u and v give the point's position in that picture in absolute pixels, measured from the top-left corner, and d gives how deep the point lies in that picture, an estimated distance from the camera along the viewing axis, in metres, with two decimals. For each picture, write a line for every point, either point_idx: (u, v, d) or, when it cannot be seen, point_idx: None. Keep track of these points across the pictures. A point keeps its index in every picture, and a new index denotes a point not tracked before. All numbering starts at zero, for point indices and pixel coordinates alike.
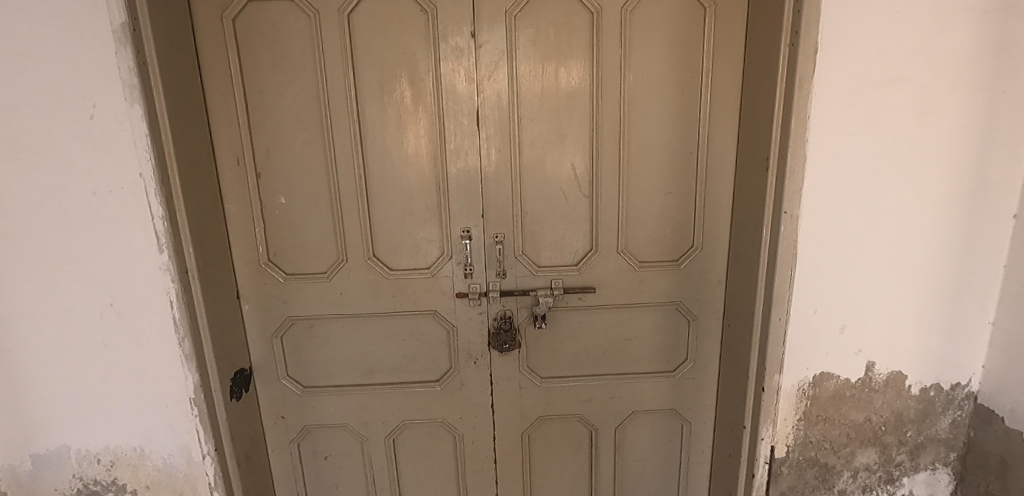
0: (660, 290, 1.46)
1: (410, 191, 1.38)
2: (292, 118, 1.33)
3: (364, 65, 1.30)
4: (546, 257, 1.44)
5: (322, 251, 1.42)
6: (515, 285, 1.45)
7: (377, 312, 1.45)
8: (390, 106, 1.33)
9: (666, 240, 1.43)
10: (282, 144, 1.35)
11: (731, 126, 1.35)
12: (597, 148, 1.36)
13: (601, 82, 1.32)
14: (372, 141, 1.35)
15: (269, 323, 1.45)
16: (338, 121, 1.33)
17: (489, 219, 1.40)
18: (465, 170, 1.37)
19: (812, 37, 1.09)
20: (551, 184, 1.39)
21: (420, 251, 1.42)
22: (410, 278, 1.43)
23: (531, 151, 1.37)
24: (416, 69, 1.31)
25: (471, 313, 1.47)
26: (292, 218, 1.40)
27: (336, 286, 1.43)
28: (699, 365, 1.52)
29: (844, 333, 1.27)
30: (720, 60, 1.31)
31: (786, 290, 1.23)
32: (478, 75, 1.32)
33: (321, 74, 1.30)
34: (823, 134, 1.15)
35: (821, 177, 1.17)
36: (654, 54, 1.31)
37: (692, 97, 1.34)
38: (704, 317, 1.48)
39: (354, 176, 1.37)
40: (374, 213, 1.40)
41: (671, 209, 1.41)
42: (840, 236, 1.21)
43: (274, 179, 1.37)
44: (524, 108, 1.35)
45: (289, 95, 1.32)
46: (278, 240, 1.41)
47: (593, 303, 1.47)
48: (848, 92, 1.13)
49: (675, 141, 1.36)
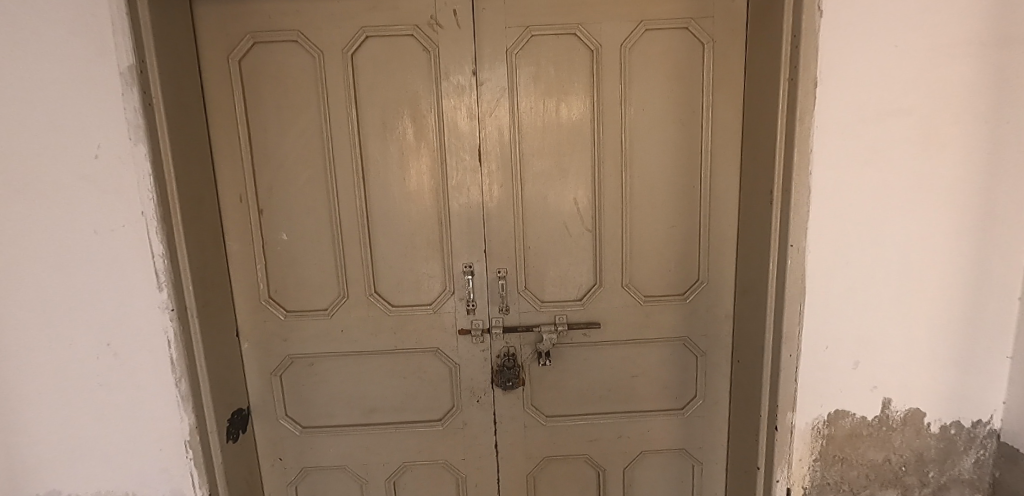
0: (666, 326, 1.43)
1: (412, 227, 1.38)
2: (295, 156, 1.34)
3: (368, 103, 1.32)
4: (549, 292, 1.42)
5: (323, 288, 1.40)
6: (518, 321, 1.43)
7: (378, 349, 1.43)
8: (392, 142, 1.34)
9: (671, 273, 1.41)
10: (285, 181, 1.35)
11: (732, 159, 1.34)
12: (599, 182, 1.36)
13: (601, 117, 1.33)
14: (375, 178, 1.35)
15: (268, 362, 1.43)
16: (340, 158, 1.34)
17: (492, 254, 1.39)
18: (467, 205, 1.36)
19: (810, 71, 1.10)
20: (553, 218, 1.38)
21: (421, 287, 1.41)
22: (412, 315, 1.41)
23: (533, 185, 1.37)
24: (419, 107, 1.32)
25: (474, 351, 1.44)
26: (294, 254, 1.39)
27: (337, 323, 1.41)
28: (709, 402, 1.47)
29: (857, 369, 1.23)
30: (720, 95, 1.32)
31: (796, 325, 1.20)
32: (479, 111, 1.33)
33: (324, 112, 1.32)
34: (827, 166, 1.14)
35: (826, 210, 1.16)
36: (653, 89, 1.32)
37: (692, 131, 1.34)
38: (712, 352, 1.45)
39: (356, 213, 1.36)
40: (376, 249, 1.39)
41: (675, 242, 1.39)
42: (849, 269, 1.19)
43: (276, 216, 1.37)
44: (526, 143, 1.35)
45: (293, 133, 1.33)
46: (279, 277, 1.40)
47: (598, 339, 1.44)
48: (850, 125, 1.13)
49: (677, 175, 1.36)
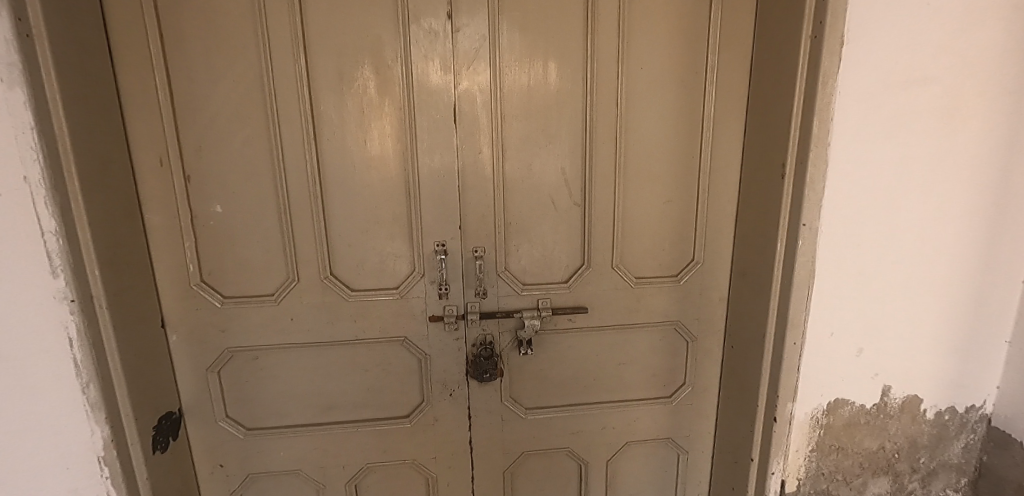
0: (658, 310, 1.32)
1: (375, 199, 1.18)
2: (230, 111, 1.11)
3: (320, 49, 1.10)
4: (532, 274, 1.27)
5: (269, 270, 1.19)
6: (497, 306, 1.27)
7: (336, 340, 1.24)
8: (350, 98, 1.12)
9: (664, 253, 1.29)
10: (217, 142, 1.12)
11: (737, 127, 1.21)
12: (591, 151, 1.20)
13: (595, 76, 1.17)
14: (329, 140, 1.14)
15: (202, 356, 1.22)
16: (287, 116, 1.11)
17: (469, 232, 1.21)
18: (440, 174, 1.18)
19: (837, 28, 0.97)
20: (538, 192, 1.22)
21: (386, 269, 1.22)
22: (374, 301, 1.23)
23: (517, 153, 1.20)
24: (383, 56, 1.11)
25: (447, 340, 1.28)
26: (231, 230, 1.17)
27: (286, 311, 1.21)
28: (698, 390, 1.38)
29: (860, 357, 1.16)
30: (726, 54, 1.17)
31: (802, 311, 1.11)
32: (455, 64, 1.13)
33: (265, 58, 1.08)
34: (845, 138, 1.03)
35: (842, 186, 1.05)
36: (654, 45, 1.16)
37: (694, 95, 1.20)
38: (704, 337, 1.34)
39: (307, 182, 1.15)
40: (331, 225, 1.18)
41: (671, 219, 1.27)
42: (860, 250, 1.10)
43: (207, 184, 1.14)
44: (509, 104, 1.17)
45: (227, 83, 1.09)
46: (213, 257, 1.18)
47: (584, 325, 1.30)
48: (874, 91, 1.02)
49: (676, 144, 1.22)
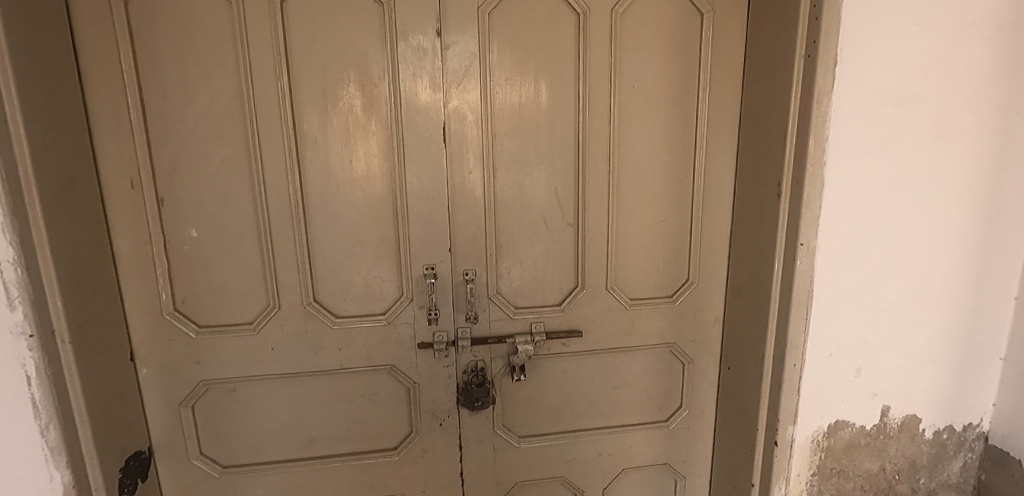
0: (653, 332, 1.28)
1: (361, 220, 1.13)
2: (207, 130, 1.05)
3: (304, 66, 1.05)
4: (524, 297, 1.23)
5: (247, 298, 1.13)
6: (489, 331, 1.23)
7: (319, 370, 1.18)
8: (334, 117, 1.08)
9: (659, 274, 1.26)
10: (193, 162, 1.06)
11: (729, 145, 1.20)
12: (584, 170, 1.18)
13: (588, 94, 1.15)
14: (313, 161, 1.09)
15: (174, 390, 1.14)
16: (268, 135, 1.06)
17: (459, 254, 1.17)
18: (429, 194, 1.14)
19: (830, 48, 0.97)
20: (530, 212, 1.19)
21: (372, 294, 1.17)
22: (360, 327, 1.17)
23: (508, 172, 1.16)
24: (369, 73, 1.07)
25: (436, 367, 1.22)
26: (207, 255, 1.10)
27: (265, 340, 1.14)
28: (695, 413, 1.35)
29: (859, 377, 1.14)
30: (718, 73, 1.17)
31: (801, 332, 1.09)
32: (444, 82, 1.10)
33: (245, 75, 1.04)
34: (840, 156, 1.02)
35: (839, 205, 1.05)
36: (646, 63, 1.16)
37: (686, 113, 1.19)
38: (700, 359, 1.32)
39: (289, 204, 1.10)
40: (314, 249, 1.13)
41: (665, 239, 1.24)
42: (856, 269, 1.09)
43: (182, 207, 1.07)
44: (499, 123, 1.14)
45: (204, 100, 1.04)
46: (187, 285, 1.11)
47: (578, 349, 1.26)
48: (867, 110, 1.01)
49: (668, 163, 1.21)
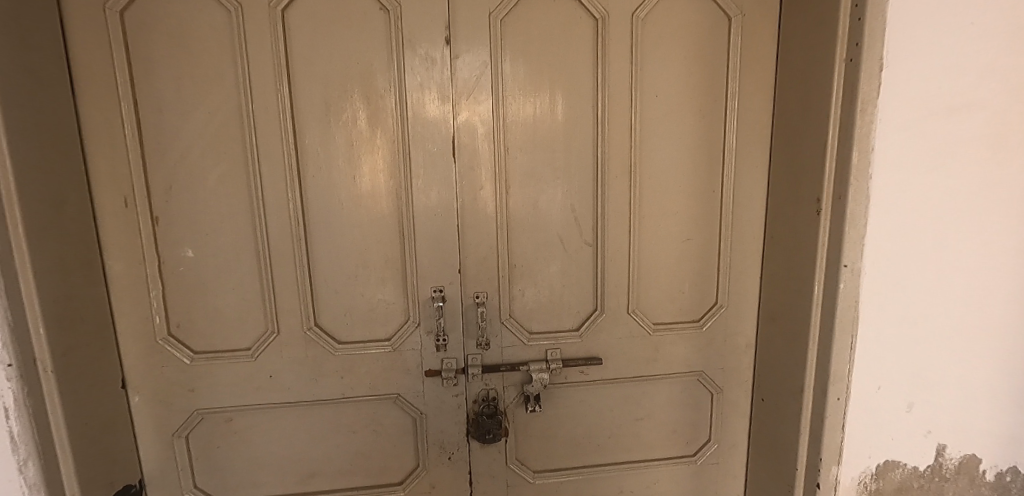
0: (679, 359, 1.19)
1: (365, 240, 1.06)
2: (205, 146, 1.00)
3: (305, 78, 1.00)
4: (539, 322, 1.14)
5: (245, 322, 1.06)
6: (501, 358, 1.14)
7: (320, 399, 1.10)
8: (338, 131, 1.02)
9: (685, 296, 1.17)
10: (190, 180, 1.01)
11: (761, 157, 1.12)
12: (603, 187, 1.10)
13: (606, 105, 1.07)
14: (315, 178, 1.03)
15: (168, 419, 1.08)
16: (268, 151, 1.01)
17: (469, 276, 1.10)
18: (437, 212, 1.07)
19: (875, 51, 0.88)
20: (546, 230, 1.11)
21: (377, 318, 1.09)
22: (364, 354, 1.10)
23: (521, 188, 1.09)
24: (375, 85, 1.02)
25: (445, 396, 1.14)
26: (204, 277, 1.04)
27: (264, 367, 1.08)
28: (726, 447, 1.24)
29: (911, 413, 1.03)
30: (747, 81, 1.09)
31: (845, 362, 0.99)
32: (453, 93, 1.03)
33: (245, 88, 0.98)
34: (887, 170, 0.93)
35: (886, 223, 0.95)
36: (669, 72, 1.08)
37: (713, 124, 1.11)
38: (730, 388, 1.21)
39: (289, 223, 1.03)
40: (315, 270, 1.06)
41: (691, 259, 1.16)
42: (906, 294, 0.98)
43: (178, 227, 1.02)
44: (512, 136, 1.07)
45: (202, 115, 0.99)
46: (182, 308, 1.05)
47: (598, 377, 1.17)
48: (916, 119, 0.92)
49: (694, 178, 1.12)
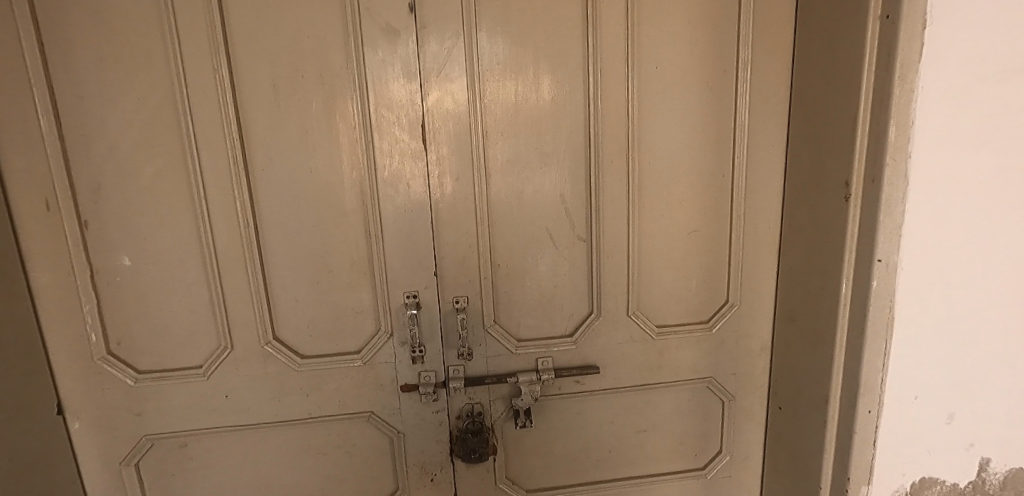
0: (687, 365, 1.06)
1: (327, 241, 0.94)
2: (136, 137, 0.87)
3: (248, 55, 0.86)
4: (528, 328, 1.02)
5: (195, 337, 0.94)
6: (486, 369, 1.02)
7: (285, 420, 0.98)
8: (289, 116, 0.89)
9: (692, 295, 1.04)
10: (121, 177, 0.88)
11: (777, 136, 0.98)
12: (597, 173, 0.96)
13: (599, 80, 0.93)
14: (265, 172, 0.90)
15: (113, 447, 0.96)
16: (208, 142, 0.87)
17: (447, 278, 0.97)
18: (408, 208, 0.93)
19: (917, 5, 0.74)
20: (533, 225, 0.98)
21: (344, 329, 0.97)
22: (331, 369, 0.97)
23: (503, 177, 0.95)
24: (330, 62, 0.88)
25: (425, 413, 1.02)
26: (145, 287, 0.92)
27: (219, 386, 0.96)
28: (739, 460, 1.12)
29: (952, 425, 0.91)
30: (760, 47, 0.95)
31: (877, 370, 0.86)
32: (421, 70, 0.89)
33: (178, 68, 0.85)
34: (929, 147, 0.79)
35: (928, 210, 0.81)
36: (670, 40, 0.94)
37: (722, 99, 0.97)
38: (743, 396, 1.09)
39: (238, 225, 0.91)
40: (271, 277, 0.94)
41: (699, 252, 1.02)
42: (951, 291, 0.85)
43: (111, 231, 0.89)
44: (491, 119, 0.93)
45: (130, 101, 0.86)
46: (122, 323, 0.93)
47: (596, 387, 1.05)
48: (965, 86, 0.78)
49: (700, 161, 0.99)
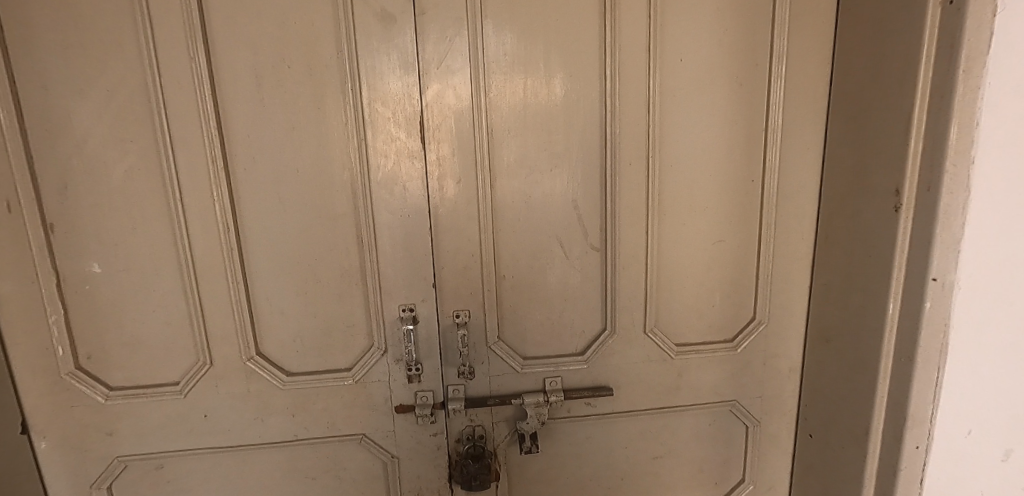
0: (708, 387, 0.97)
1: (316, 248, 0.85)
2: (105, 133, 0.79)
3: (230, 43, 0.78)
4: (534, 346, 0.93)
5: (171, 351, 0.87)
6: (489, 389, 0.93)
7: (269, 441, 0.90)
8: (274, 111, 0.80)
9: (715, 311, 0.95)
10: (89, 177, 0.80)
11: (814, 137, 0.88)
12: (613, 177, 0.87)
13: (617, 74, 0.84)
14: (247, 172, 0.82)
15: (83, 469, 0.88)
16: (185, 139, 0.79)
17: (447, 291, 0.89)
18: (404, 213, 0.85)
19: None
20: (541, 233, 0.89)
21: (334, 344, 0.89)
22: (319, 388, 0.89)
23: (509, 181, 0.87)
24: (318, 51, 0.79)
25: (422, 435, 0.93)
26: (116, 297, 0.84)
27: (197, 404, 0.88)
28: (763, 490, 1.03)
29: (1008, 462, 0.81)
30: (797, 38, 0.85)
31: (927, 401, 0.77)
32: (419, 60, 0.81)
33: (151, 57, 0.77)
34: (994, 152, 0.69)
35: (989, 223, 0.72)
36: (696, 30, 0.84)
37: (752, 95, 0.87)
38: (770, 421, 1.00)
39: (217, 230, 0.83)
40: (254, 287, 0.86)
41: (723, 265, 0.93)
42: (1013, 314, 0.75)
43: (78, 236, 0.81)
44: (496, 115, 0.84)
45: (99, 92, 0.78)
46: (92, 336, 0.85)
47: (608, 410, 0.96)
48: None
49: (728, 164, 0.89)
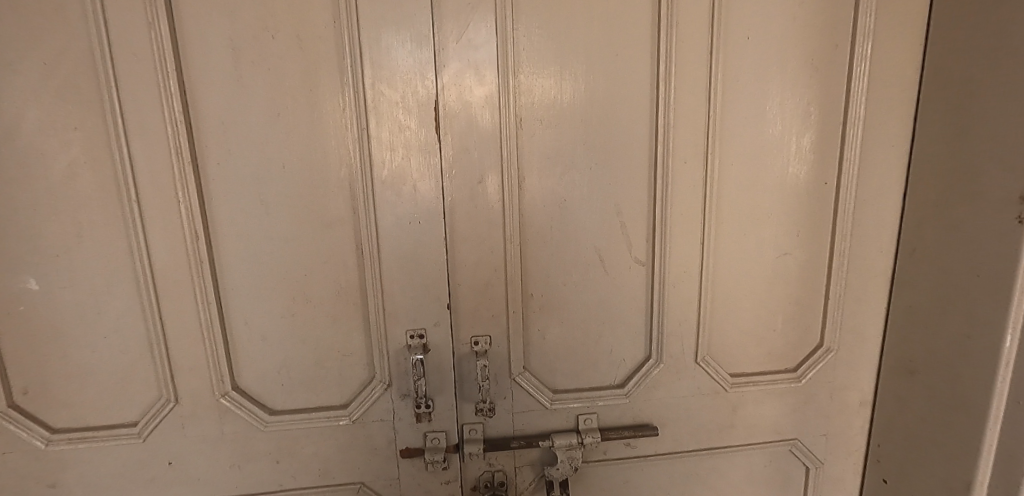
0: (765, 423, 0.83)
1: (306, 260, 0.70)
2: (41, 117, 0.63)
3: (200, 6, 0.62)
4: (566, 377, 0.78)
5: (127, 386, 0.71)
6: (511, 429, 0.79)
7: (248, 491, 0.75)
8: (257, 93, 0.65)
9: (777, 335, 0.81)
10: (21, 172, 0.64)
11: (901, 133, 0.75)
12: (664, 178, 0.73)
13: (674, 54, 0.70)
14: (221, 168, 0.66)
15: None
16: (142, 126, 0.64)
17: (465, 312, 0.74)
18: (414, 219, 0.70)
19: None
20: (577, 243, 0.74)
21: (327, 376, 0.74)
22: (309, 429, 0.74)
23: (541, 182, 0.72)
24: (310, 18, 0.64)
25: (432, 483, 0.79)
26: (58, 320, 0.68)
27: (161, 449, 0.73)
28: None
29: None
30: (886, 15, 0.71)
31: None
32: (436, 33, 0.66)
33: (98, 22, 0.61)
34: None
35: None
36: (767, 2, 0.70)
37: (829, 82, 0.73)
38: (834, 461, 0.86)
39: (184, 238, 0.67)
40: (229, 308, 0.70)
41: (788, 282, 0.79)
42: None
43: (9, 244, 0.65)
44: (527, 102, 0.70)
45: (33, 66, 0.62)
46: (28, 368, 0.69)
47: (650, 451, 0.82)
48: None
49: (797, 164, 0.76)
